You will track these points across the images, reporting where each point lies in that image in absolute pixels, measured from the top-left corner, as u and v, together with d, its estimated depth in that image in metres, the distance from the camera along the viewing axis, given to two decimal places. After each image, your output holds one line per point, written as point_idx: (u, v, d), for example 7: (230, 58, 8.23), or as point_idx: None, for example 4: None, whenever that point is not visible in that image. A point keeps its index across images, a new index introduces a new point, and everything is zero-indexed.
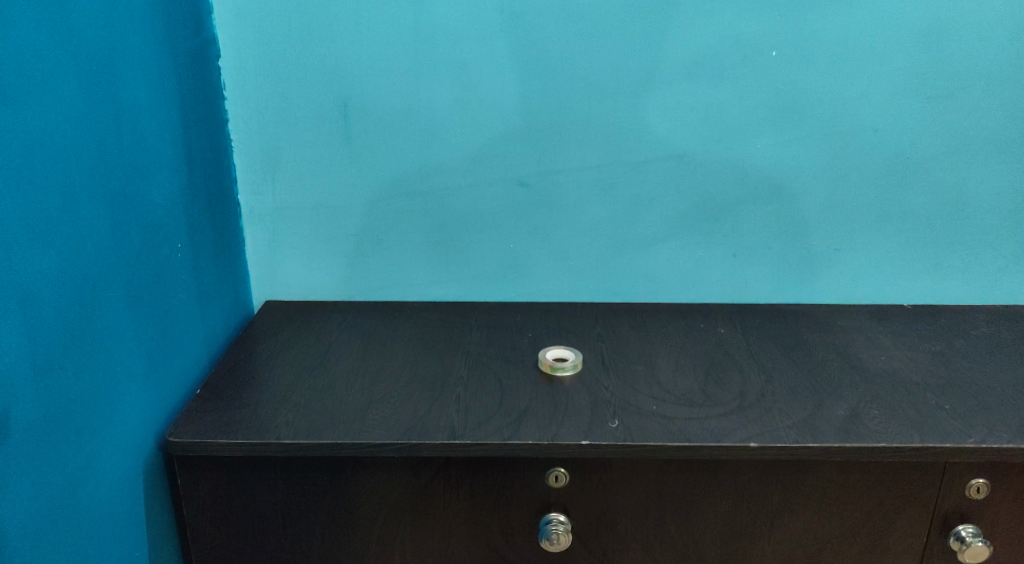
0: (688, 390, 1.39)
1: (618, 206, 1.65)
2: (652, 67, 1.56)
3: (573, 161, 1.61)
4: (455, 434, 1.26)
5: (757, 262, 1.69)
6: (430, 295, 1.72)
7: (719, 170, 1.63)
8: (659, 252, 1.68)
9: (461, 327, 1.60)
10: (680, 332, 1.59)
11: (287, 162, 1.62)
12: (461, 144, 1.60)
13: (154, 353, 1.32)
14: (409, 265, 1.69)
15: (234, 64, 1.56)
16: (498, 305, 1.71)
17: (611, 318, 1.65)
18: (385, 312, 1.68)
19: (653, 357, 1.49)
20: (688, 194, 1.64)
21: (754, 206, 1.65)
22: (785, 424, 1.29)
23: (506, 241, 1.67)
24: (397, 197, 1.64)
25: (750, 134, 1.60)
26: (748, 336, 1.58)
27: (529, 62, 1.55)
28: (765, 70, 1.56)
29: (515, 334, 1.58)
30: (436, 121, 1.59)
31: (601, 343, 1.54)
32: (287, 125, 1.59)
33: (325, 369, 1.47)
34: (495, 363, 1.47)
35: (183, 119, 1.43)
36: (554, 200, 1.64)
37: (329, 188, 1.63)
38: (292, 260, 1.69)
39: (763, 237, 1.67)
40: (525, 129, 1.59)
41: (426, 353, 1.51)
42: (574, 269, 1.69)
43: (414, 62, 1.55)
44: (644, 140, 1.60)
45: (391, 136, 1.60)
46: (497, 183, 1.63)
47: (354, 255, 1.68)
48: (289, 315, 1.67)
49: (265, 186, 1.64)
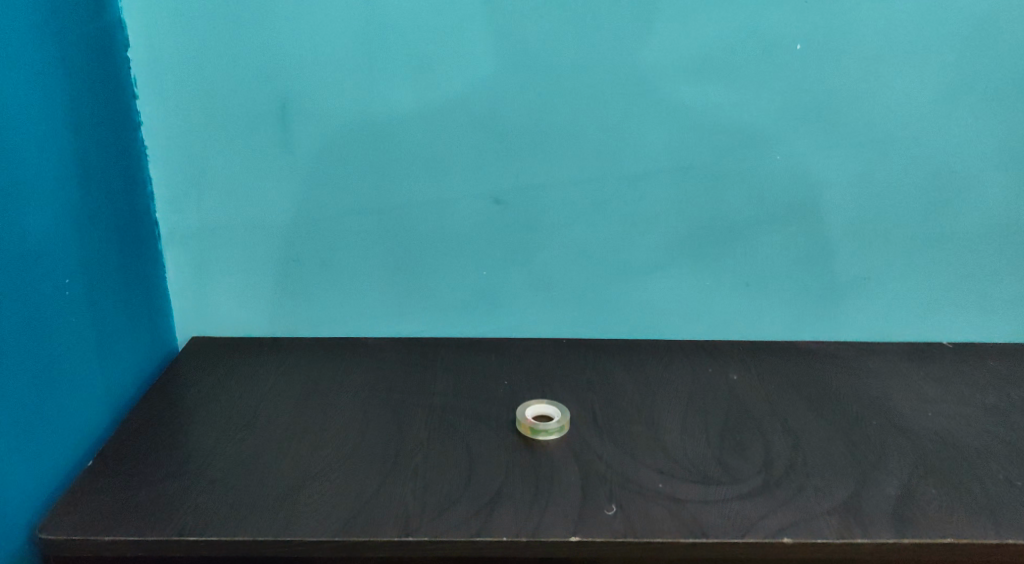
0: (701, 461, 1.13)
1: (611, 227, 1.38)
2: (653, 62, 1.29)
3: (559, 174, 1.35)
4: (408, 528, 1.00)
5: (774, 292, 1.44)
6: (388, 330, 1.45)
7: (732, 186, 1.36)
8: (658, 282, 1.42)
9: (423, 371, 1.33)
10: (685, 379, 1.33)
11: (214, 173, 1.34)
12: (423, 153, 1.33)
13: (27, 420, 1.05)
14: (363, 295, 1.42)
15: (146, 54, 1.27)
16: (469, 342, 1.44)
17: (603, 359, 1.39)
18: (333, 351, 1.40)
19: (655, 413, 1.23)
20: (695, 213, 1.38)
21: (773, 228, 1.39)
22: (824, 509, 1.04)
23: (479, 268, 1.40)
24: (348, 215, 1.36)
25: (771, 142, 1.34)
26: (768, 385, 1.32)
27: (505, 55, 1.28)
28: (788, 67, 1.30)
29: (488, 380, 1.31)
30: (394, 125, 1.31)
31: (592, 393, 1.28)
32: (214, 129, 1.31)
33: (253, 427, 1.19)
34: (463, 421, 1.20)
35: (77, 124, 1.14)
36: (535, 220, 1.37)
37: (265, 206, 1.36)
38: (222, 289, 1.41)
39: (782, 264, 1.42)
40: (501, 136, 1.32)
41: (379, 404, 1.24)
42: (558, 302, 1.43)
43: (365, 54, 1.27)
44: (643, 149, 1.34)
45: (339, 144, 1.32)
46: (466, 200, 1.36)
47: (298, 284, 1.41)
48: (218, 354, 1.39)
49: (188, 202, 1.35)
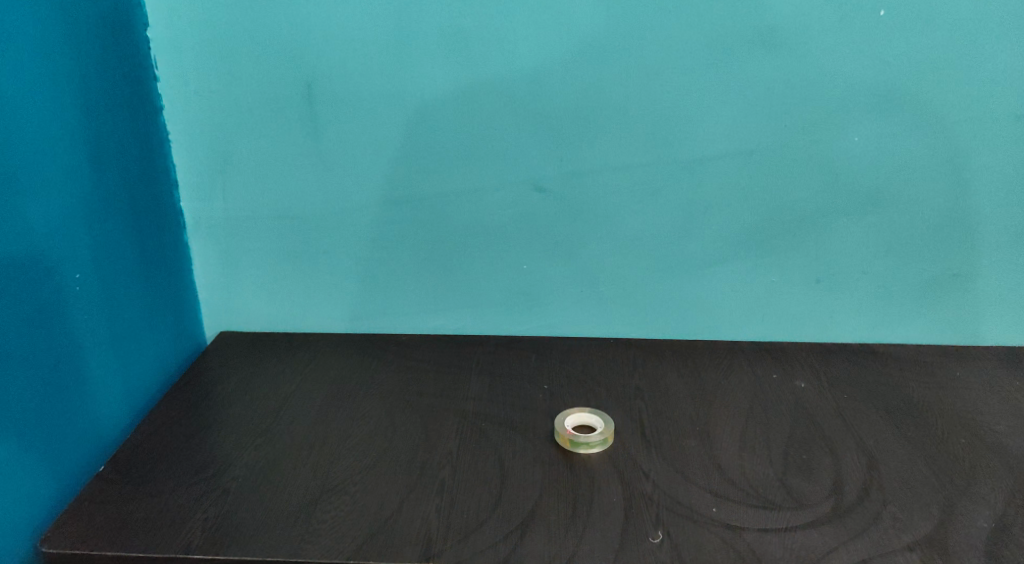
0: (761, 482, 1.01)
1: (665, 218, 1.26)
2: (713, 34, 1.15)
3: (608, 160, 1.23)
4: (432, 552, 0.90)
5: (846, 292, 1.29)
6: (423, 327, 1.36)
7: (801, 173, 1.23)
8: (717, 278, 1.29)
9: (456, 373, 1.24)
10: (744, 387, 1.21)
11: (238, 160, 1.26)
12: (460, 137, 1.23)
13: (41, 426, 0.97)
14: (396, 291, 1.33)
15: (166, 35, 1.20)
16: (508, 342, 1.34)
17: (654, 363, 1.27)
18: (363, 350, 1.32)
19: (709, 426, 1.11)
20: (758, 203, 1.25)
21: (847, 219, 1.25)
22: (904, 544, 0.92)
23: (519, 261, 1.30)
24: (379, 205, 1.27)
25: (847, 123, 1.19)
26: (838, 396, 1.19)
27: (548, 29, 1.16)
28: (869, 37, 1.15)
29: (526, 384, 1.21)
30: (427, 108, 1.21)
31: (640, 402, 1.17)
32: (237, 114, 1.23)
33: (273, 431, 1.11)
34: (496, 431, 1.10)
35: (90, 109, 1.07)
36: (580, 210, 1.26)
37: (292, 194, 1.28)
38: (250, 283, 1.34)
39: (856, 259, 1.27)
40: (544, 119, 1.21)
41: (407, 410, 1.15)
42: (606, 299, 1.32)
43: (396, 30, 1.17)
44: (701, 132, 1.21)
45: (370, 127, 1.23)
46: (505, 188, 1.25)
47: (328, 278, 1.33)
48: (245, 351, 1.32)
49: (212, 192, 1.28)
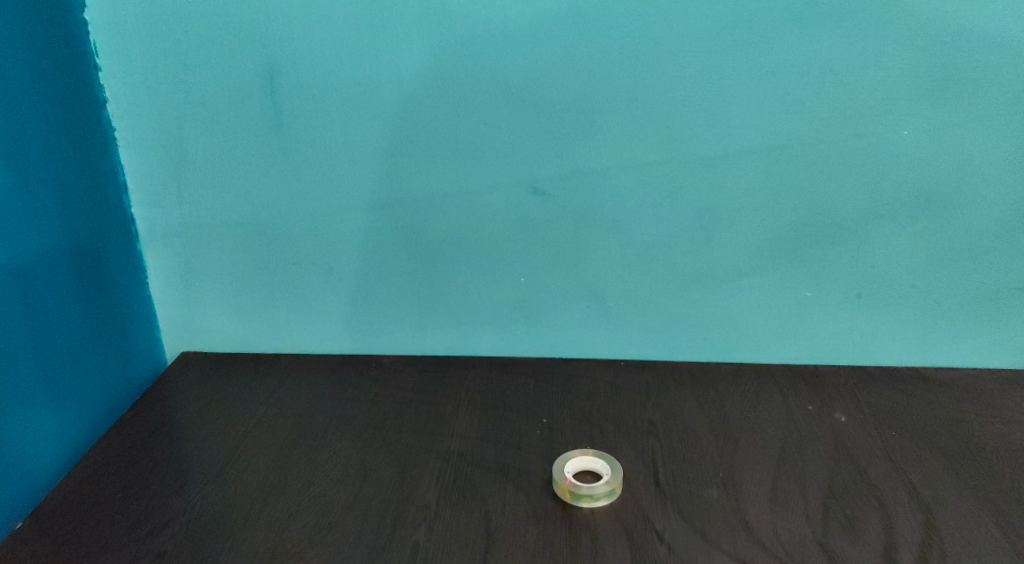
0: (797, 547, 0.85)
1: (681, 223, 1.09)
2: (738, 10, 0.98)
3: (616, 158, 1.06)
4: None
5: (891, 309, 1.12)
6: (407, 347, 1.20)
7: (841, 171, 1.05)
8: (742, 292, 1.12)
9: (442, 404, 1.08)
10: (774, 421, 1.04)
11: (193, 160, 1.11)
12: (444, 133, 1.06)
13: None
14: (377, 307, 1.17)
15: (106, 16, 1.04)
16: (505, 364, 1.18)
17: (670, 391, 1.11)
18: (339, 375, 1.17)
19: (733, 470, 0.95)
20: (791, 206, 1.07)
21: (893, 225, 1.07)
22: None
23: (515, 273, 1.13)
24: (355, 210, 1.11)
25: (896, 113, 1.02)
26: (884, 432, 1.02)
27: (542, 4, 0.99)
28: (924, 11, 0.97)
29: (522, 418, 1.05)
30: (406, 99, 1.05)
31: (653, 440, 1.00)
32: (190, 107, 1.08)
33: (226, 479, 0.96)
34: (484, 478, 0.94)
35: (12, 107, 0.92)
36: (584, 216, 1.09)
37: (256, 198, 1.12)
38: (213, 298, 1.19)
39: (905, 270, 1.10)
40: (542, 111, 1.04)
41: (381, 451, 0.99)
42: (614, 316, 1.15)
43: (367, 7, 1.01)
44: (724, 125, 1.04)
45: (341, 121, 1.07)
46: (497, 189, 1.09)
47: (300, 294, 1.17)
48: (208, 377, 1.18)
49: (166, 196, 1.13)
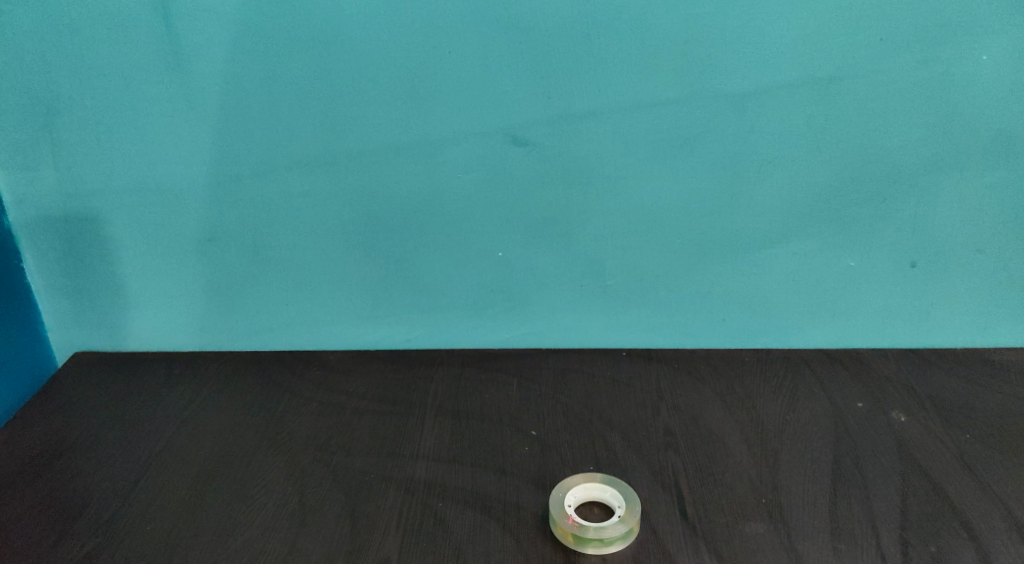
0: None
1: (698, 180, 0.87)
2: None
3: (617, 98, 0.83)
4: None
5: (951, 280, 0.91)
6: (358, 340, 0.97)
7: (900, 111, 0.83)
8: (772, 265, 0.91)
9: (403, 416, 0.86)
10: (821, 425, 0.84)
11: (70, 107, 0.85)
12: (396, 68, 0.82)
13: None
14: (318, 292, 0.94)
15: None
16: (480, 359, 0.95)
17: (687, 388, 0.89)
18: (272, 379, 0.93)
19: (780, 495, 0.74)
20: (835, 155, 0.85)
21: (959, 178, 0.86)
22: None
23: (491, 246, 0.90)
24: (285, 170, 0.87)
25: (974, 32, 0.80)
26: (957, 436, 0.82)
27: None
28: None
29: (505, 432, 0.83)
30: (345, 23, 0.80)
31: (674, 458, 0.79)
32: (59, 37, 0.82)
33: (121, 529, 0.73)
34: (461, 516, 0.72)
35: None
36: (576, 174, 0.87)
37: (157, 157, 0.87)
38: (110, 286, 0.94)
39: (973, 234, 0.89)
40: (523, 36, 0.80)
41: (327, 484, 0.77)
42: (613, 297, 0.93)
43: None
44: (756, 55, 0.81)
45: (261, 54, 0.82)
46: (466, 142, 0.85)
47: (221, 278, 0.93)
48: (107, 385, 0.93)
49: (37, 157, 0.87)
